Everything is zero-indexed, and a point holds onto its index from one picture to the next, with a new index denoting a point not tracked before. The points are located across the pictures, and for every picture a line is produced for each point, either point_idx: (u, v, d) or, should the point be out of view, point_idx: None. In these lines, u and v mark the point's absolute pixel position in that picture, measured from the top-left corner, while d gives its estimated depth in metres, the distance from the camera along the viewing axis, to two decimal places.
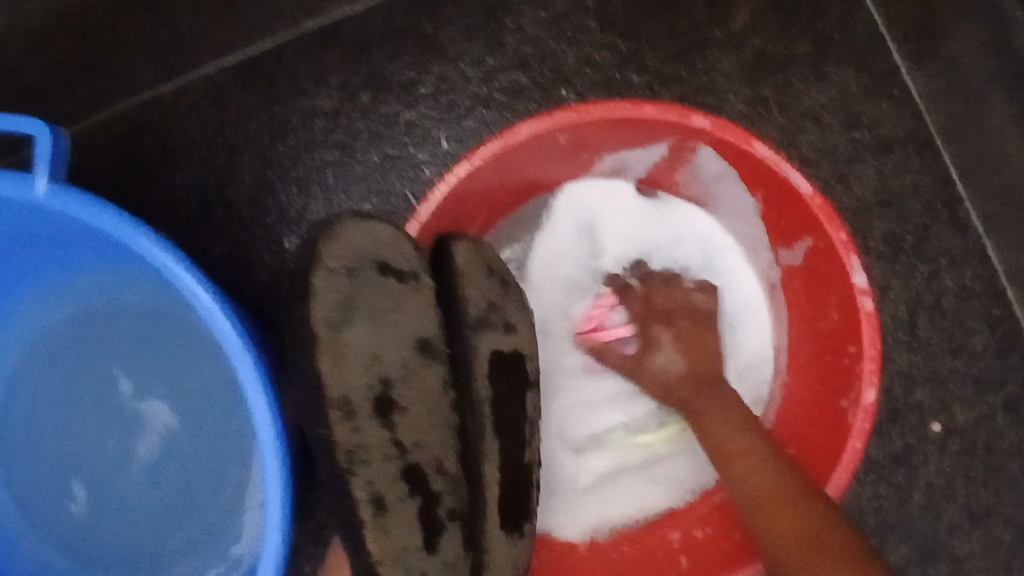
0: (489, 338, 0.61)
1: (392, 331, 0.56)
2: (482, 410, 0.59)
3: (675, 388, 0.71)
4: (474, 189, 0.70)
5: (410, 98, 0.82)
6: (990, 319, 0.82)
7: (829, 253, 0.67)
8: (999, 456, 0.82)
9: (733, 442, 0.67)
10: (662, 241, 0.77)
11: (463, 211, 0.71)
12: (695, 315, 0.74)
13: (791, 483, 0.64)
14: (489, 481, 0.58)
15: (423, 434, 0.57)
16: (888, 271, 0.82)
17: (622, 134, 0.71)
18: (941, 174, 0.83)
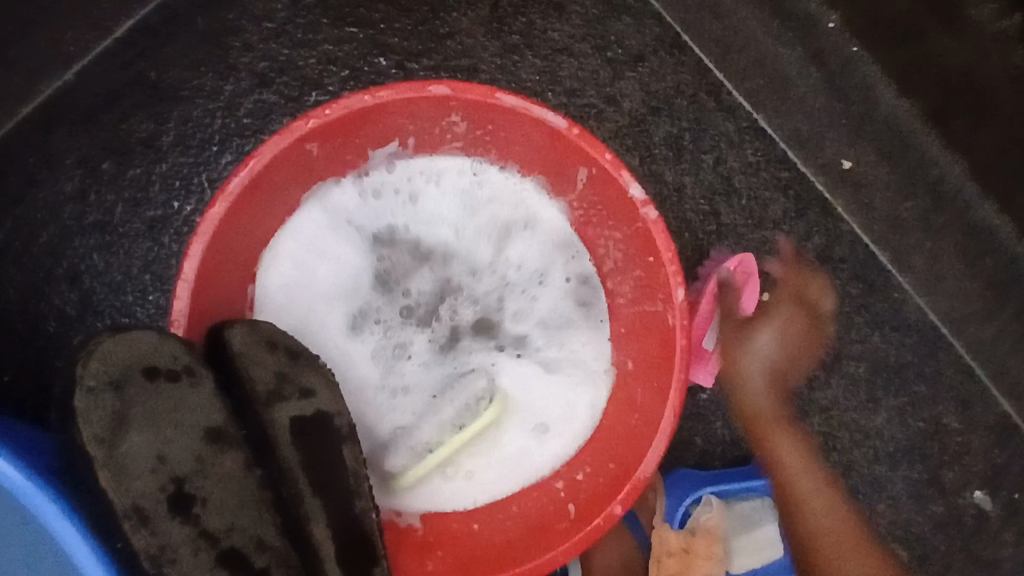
0: (287, 407, 0.61)
1: (173, 432, 0.57)
2: (295, 474, 0.60)
3: (794, 474, 0.85)
4: (232, 243, 0.66)
5: (155, 153, 0.77)
6: (781, 184, 0.87)
7: (604, 180, 0.69)
8: (828, 305, 0.87)
9: (802, 477, 0.85)
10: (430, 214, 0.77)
11: (227, 270, 0.67)
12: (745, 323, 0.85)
13: (827, 494, 0.86)
14: (320, 540, 0.60)
15: (232, 518, 0.58)
16: (679, 172, 0.86)
17: (377, 125, 0.69)
18: (696, 67, 0.87)
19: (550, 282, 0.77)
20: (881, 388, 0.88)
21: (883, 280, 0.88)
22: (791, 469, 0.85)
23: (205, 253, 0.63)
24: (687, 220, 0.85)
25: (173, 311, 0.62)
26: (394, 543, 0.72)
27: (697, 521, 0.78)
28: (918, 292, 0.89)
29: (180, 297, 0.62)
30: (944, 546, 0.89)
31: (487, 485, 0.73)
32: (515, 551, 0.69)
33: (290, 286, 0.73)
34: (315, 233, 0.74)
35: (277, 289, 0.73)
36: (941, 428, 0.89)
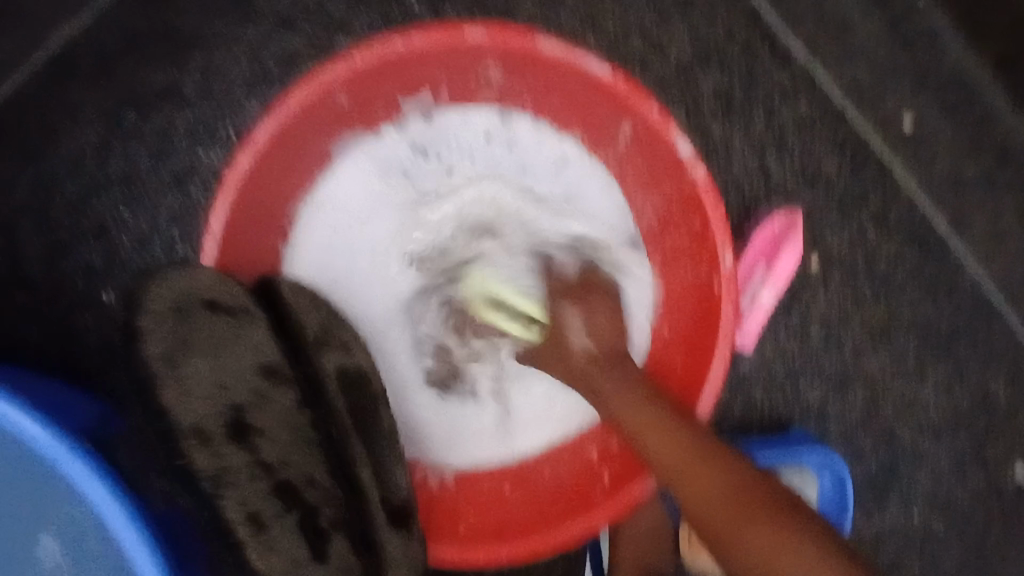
0: (334, 354, 0.61)
1: (232, 364, 0.57)
2: (343, 416, 0.59)
3: None
4: (262, 197, 0.64)
5: (180, 101, 0.74)
6: (837, 140, 0.82)
7: (648, 136, 0.66)
8: (880, 270, 0.83)
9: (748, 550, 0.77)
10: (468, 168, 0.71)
11: (257, 227, 0.66)
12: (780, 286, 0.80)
13: None
14: (369, 483, 0.58)
15: (286, 452, 0.57)
16: (727, 126, 0.80)
17: (411, 71, 0.66)
18: (750, 12, 0.80)
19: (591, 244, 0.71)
20: (931, 358, 0.84)
21: (939, 245, 0.83)
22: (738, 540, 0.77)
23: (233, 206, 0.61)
24: (735, 178, 0.80)
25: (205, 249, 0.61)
26: (425, 503, 0.70)
27: None
28: (975, 258, 0.84)
29: (210, 248, 0.60)
30: (986, 520, 0.86)
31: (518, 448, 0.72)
32: (546, 516, 0.68)
33: (320, 244, 0.69)
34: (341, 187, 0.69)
35: (309, 248, 0.68)
36: (991, 399, 0.85)
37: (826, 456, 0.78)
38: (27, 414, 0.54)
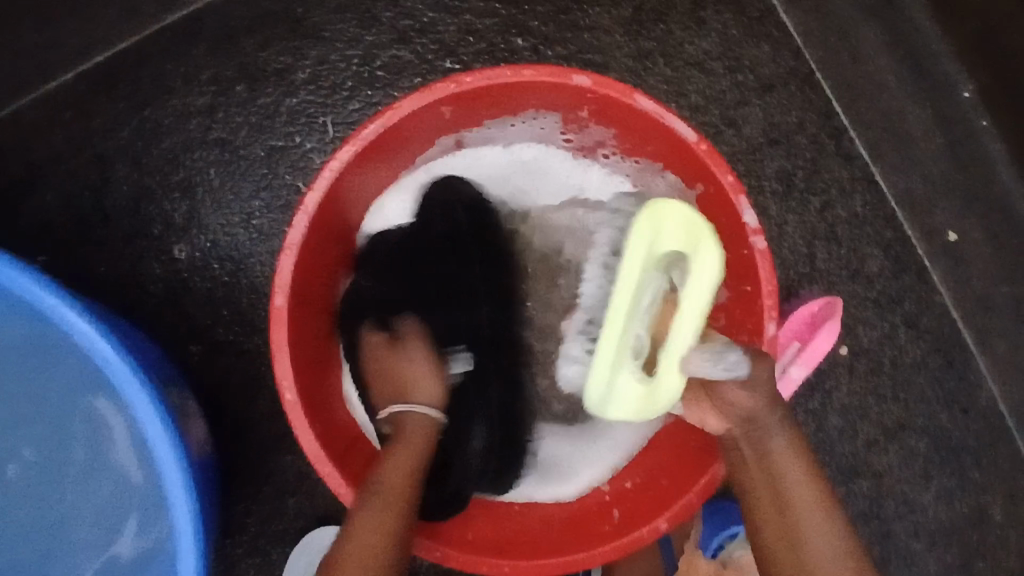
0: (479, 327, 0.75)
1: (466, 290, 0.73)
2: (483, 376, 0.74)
3: None
4: (350, 186, 0.67)
5: (288, 85, 0.79)
6: (883, 242, 0.86)
7: (718, 201, 0.69)
8: (903, 371, 0.86)
9: None
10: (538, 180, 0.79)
11: (339, 210, 0.69)
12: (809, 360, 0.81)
13: None
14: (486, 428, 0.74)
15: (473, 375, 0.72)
16: (784, 208, 0.85)
17: (509, 101, 0.70)
18: (823, 109, 0.86)
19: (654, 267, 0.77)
20: (938, 466, 0.87)
21: (962, 360, 0.87)
22: None
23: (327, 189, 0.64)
24: (783, 258, 0.85)
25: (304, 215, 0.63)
26: None
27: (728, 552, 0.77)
28: (994, 379, 0.87)
29: (297, 224, 0.63)
30: None
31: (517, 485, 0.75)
32: (551, 544, 0.69)
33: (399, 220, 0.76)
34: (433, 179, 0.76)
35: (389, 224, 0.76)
36: (989, 519, 0.88)
37: None
38: (105, 338, 0.57)
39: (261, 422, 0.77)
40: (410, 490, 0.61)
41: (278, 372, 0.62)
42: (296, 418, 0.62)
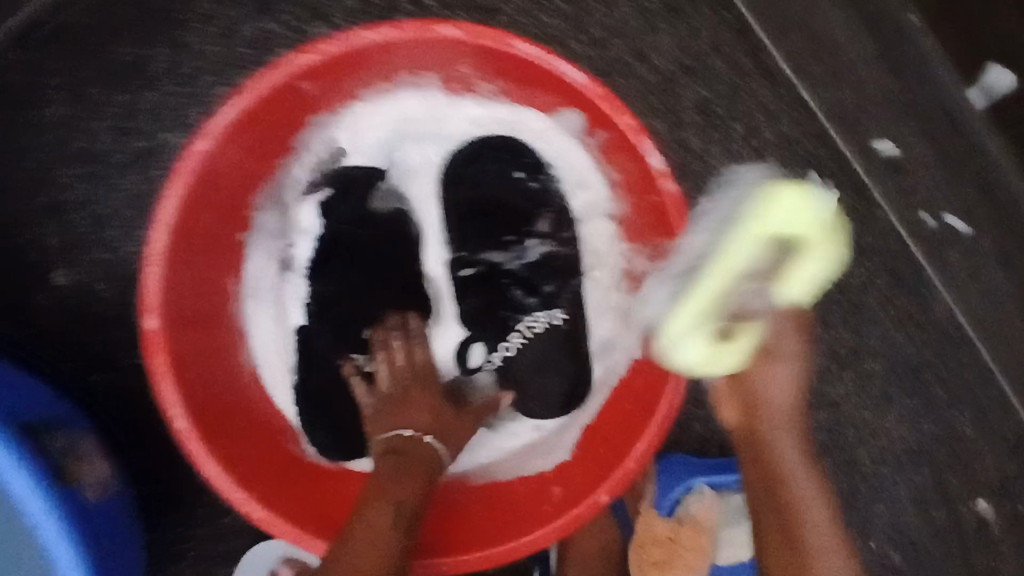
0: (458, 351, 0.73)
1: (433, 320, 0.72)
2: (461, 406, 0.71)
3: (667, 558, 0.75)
4: (216, 184, 0.61)
5: (146, 79, 0.72)
6: (816, 161, 0.81)
7: (622, 146, 0.64)
8: (849, 295, 0.82)
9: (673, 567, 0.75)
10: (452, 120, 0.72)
11: (212, 215, 0.63)
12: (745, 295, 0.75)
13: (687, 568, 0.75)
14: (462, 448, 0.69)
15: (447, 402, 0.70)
16: (707, 140, 0.79)
17: (376, 64, 0.63)
18: (737, 26, 0.79)
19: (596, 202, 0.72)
20: (897, 388, 0.83)
21: (914, 276, 0.83)
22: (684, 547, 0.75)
23: (185, 195, 0.58)
24: (711, 192, 0.79)
25: (165, 211, 0.57)
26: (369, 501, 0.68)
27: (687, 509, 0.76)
28: (946, 289, 0.84)
29: (157, 237, 0.57)
30: (940, 551, 0.86)
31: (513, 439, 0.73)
32: (497, 530, 0.65)
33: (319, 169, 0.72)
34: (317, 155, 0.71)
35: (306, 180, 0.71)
36: (954, 433, 0.85)
37: None
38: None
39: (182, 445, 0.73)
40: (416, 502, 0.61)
41: (164, 401, 0.57)
42: (191, 445, 0.58)
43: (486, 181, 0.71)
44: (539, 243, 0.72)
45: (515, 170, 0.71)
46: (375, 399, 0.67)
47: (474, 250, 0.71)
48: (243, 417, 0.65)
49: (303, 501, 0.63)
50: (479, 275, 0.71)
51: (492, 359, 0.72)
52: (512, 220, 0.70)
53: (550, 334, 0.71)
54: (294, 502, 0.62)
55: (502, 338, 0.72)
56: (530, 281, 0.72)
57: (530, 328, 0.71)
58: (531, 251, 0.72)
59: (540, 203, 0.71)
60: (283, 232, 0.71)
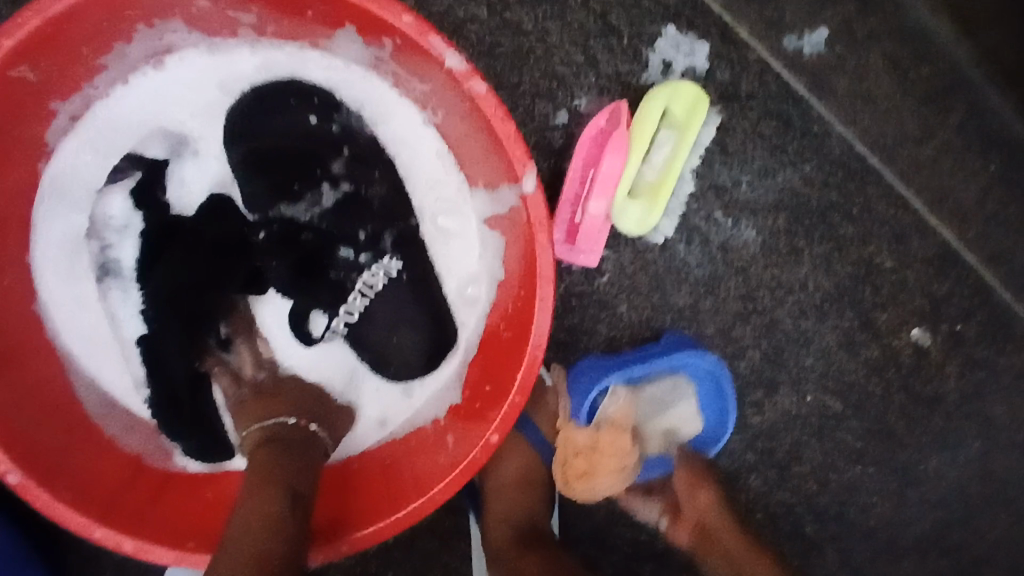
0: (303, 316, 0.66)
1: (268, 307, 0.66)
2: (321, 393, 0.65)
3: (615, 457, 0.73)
4: None
5: None
6: (668, 12, 0.71)
7: (414, 50, 0.54)
8: (736, 152, 0.75)
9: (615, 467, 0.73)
10: (228, 80, 0.63)
11: None
12: (603, 186, 0.66)
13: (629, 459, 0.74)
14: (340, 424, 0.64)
15: (303, 393, 0.64)
16: (539, 17, 0.69)
17: (96, 20, 0.53)
18: None
19: (412, 126, 0.65)
20: (806, 237, 0.78)
21: (801, 113, 0.75)
22: (617, 444, 0.73)
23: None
24: (559, 76, 0.70)
25: None
26: None
27: (605, 412, 0.73)
28: (840, 120, 0.76)
29: None
30: (881, 390, 0.82)
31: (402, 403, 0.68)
32: (403, 493, 0.61)
33: (87, 161, 0.61)
34: (81, 147, 0.61)
35: (75, 174, 0.61)
36: (876, 268, 0.80)
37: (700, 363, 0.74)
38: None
39: None
40: (285, 479, 0.53)
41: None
42: (36, 496, 0.53)
43: (271, 134, 0.63)
44: (335, 188, 0.64)
45: (310, 115, 0.63)
46: (244, 389, 0.62)
47: (269, 208, 0.64)
48: (97, 451, 0.60)
49: (180, 521, 0.58)
50: (277, 236, 0.64)
51: (336, 326, 0.66)
52: (301, 165, 0.63)
53: (391, 290, 0.66)
54: (172, 522, 0.58)
55: (339, 302, 0.66)
56: (341, 232, 0.65)
57: (369, 286, 0.65)
58: (326, 198, 0.64)
59: (339, 146, 0.64)
60: (89, 234, 0.62)
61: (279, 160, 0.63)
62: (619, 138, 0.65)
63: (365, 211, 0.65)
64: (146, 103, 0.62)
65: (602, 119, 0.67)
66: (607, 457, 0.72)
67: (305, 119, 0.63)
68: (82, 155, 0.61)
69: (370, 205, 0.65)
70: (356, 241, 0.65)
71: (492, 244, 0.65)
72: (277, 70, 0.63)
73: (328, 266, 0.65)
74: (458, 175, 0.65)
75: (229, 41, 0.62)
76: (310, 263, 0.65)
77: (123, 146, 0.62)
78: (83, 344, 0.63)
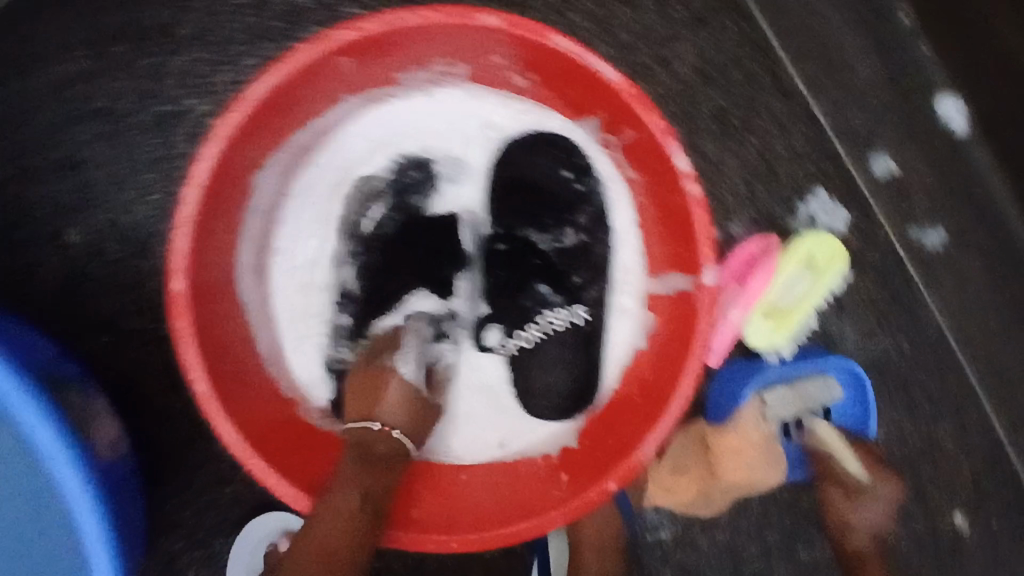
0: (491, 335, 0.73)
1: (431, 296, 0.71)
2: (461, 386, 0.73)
3: (739, 466, 0.78)
4: (245, 157, 0.62)
5: (173, 43, 0.71)
6: (824, 177, 0.83)
7: (648, 146, 0.65)
8: (847, 308, 0.85)
9: (737, 474, 0.79)
10: (465, 123, 0.74)
11: (238, 184, 0.64)
12: (745, 301, 0.76)
13: (753, 465, 0.79)
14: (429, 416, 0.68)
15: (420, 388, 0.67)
16: (722, 148, 0.81)
17: (413, 45, 0.64)
18: (757, 41, 0.82)
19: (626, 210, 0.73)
20: (884, 401, 0.87)
21: (908, 295, 0.86)
22: (741, 453, 0.78)
23: (217, 163, 0.59)
24: (723, 201, 0.82)
25: (193, 178, 0.58)
26: None
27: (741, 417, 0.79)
28: (938, 309, 0.87)
29: (189, 198, 0.58)
30: (917, 562, 0.88)
31: (541, 426, 0.73)
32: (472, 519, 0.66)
33: (337, 159, 0.72)
34: (328, 154, 0.72)
35: (322, 166, 0.72)
36: (939, 446, 0.88)
37: (844, 366, 0.79)
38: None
39: (185, 414, 0.73)
40: (381, 488, 0.62)
41: (187, 362, 0.58)
42: (210, 408, 0.59)
43: (531, 170, 0.72)
44: (575, 232, 0.73)
45: (564, 170, 0.72)
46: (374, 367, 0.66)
47: (516, 228, 0.73)
48: (256, 392, 0.66)
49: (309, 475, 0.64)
50: (513, 250, 0.72)
51: (509, 345, 0.72)
52: (552, 206, 0.72)
53: (568, 332, 0.72)
54: (303, 473, 0.63)
55: (520, 326, 0.72)
56: (560, 268, 0.73)
57: (552, 325, 0.71)
58: (568, 238, 0.73)
59: (580, 203, 0.73)
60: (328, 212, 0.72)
61: (525, 194, 0.72)
62: (762, 267, 0.76)
63: (587, 261, 0.73)
64: (404, 122, 0.73)
65: (746, 247, 0.78)
66: (728, 462, 0.78)
67: (561, 173, 0.72)
68: (334, 153, 0.72)
69: (592, 257, 0.73)
70: (563, 282, 0.73)
71: (644, 322, 0.73)
72: (522, 120, 0.73)
73: (525, 295, 0.72)
74: (638, 260, 0.73)
75: (485, 92, 0.72)
76: (514, 285, 0.72)
77: (376, 151, 0.73)
78: (283, 301, 0.71)
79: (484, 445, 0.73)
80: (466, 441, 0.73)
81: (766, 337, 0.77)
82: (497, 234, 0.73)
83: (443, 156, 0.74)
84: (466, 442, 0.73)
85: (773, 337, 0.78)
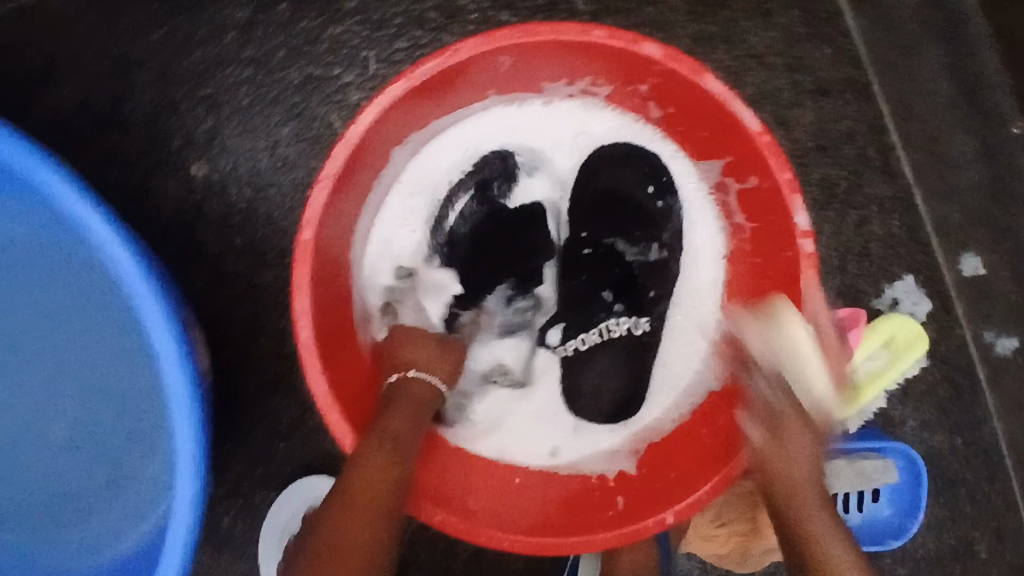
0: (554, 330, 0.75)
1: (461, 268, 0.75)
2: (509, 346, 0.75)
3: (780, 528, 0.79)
4: (390, 128, 0.65)
5: (334, 12, 0.74)
6: (914, 265, 0.85)
7: (770, 197, 0.66)
8: (910, 395, 0.86)
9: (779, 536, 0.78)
10: (577, 134, 0.76)
11: (376, 153, 0.67)
12: None
13: None
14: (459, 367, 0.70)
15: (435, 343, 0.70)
16: (821, 217, 0.84)
17: (570, 58, 0.66)
18: (874, 122, 0.85)
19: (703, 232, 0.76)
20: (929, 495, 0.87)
21: (973, 396, 0.86)
22: None
23: (369, 128, 0.61)
24: None
25: (344, 138, 0.61)
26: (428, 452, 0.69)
27: None
28: (1001, 417, 0.86)
29: (337, 155, 0.61)
30: None
31: (596, 438, 0.74)
32: (524, 524, 0.67)
33: (451, 149, 0.74)
34: (446, 145, 0.74)
35: (436, 154, 0.74)
36: (976, 554, 0.87)
37: (903, 454, 0.80)
38: (132, 254, 0.54)
39: (261, 364, 0.74)
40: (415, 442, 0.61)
41: (297, 310, 0.60)
42: (308, 358, 0.60)
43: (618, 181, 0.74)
44: (659, 249, 0.75)
45: (649, 185, 0.74)
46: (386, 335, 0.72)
47: (602, 236, 0.75)
48: (346, 354, 0.67)
49: None
50: (597, 256, 0.74)
51: (569, 346, 0.73)
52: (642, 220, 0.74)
53: (624, 341, 0.73)
54: None
55: (580, 330, 0.73)
56: (632, 281, 0.74)
57: (610, 330, 0.73)
58: (653, 254, 0.75)
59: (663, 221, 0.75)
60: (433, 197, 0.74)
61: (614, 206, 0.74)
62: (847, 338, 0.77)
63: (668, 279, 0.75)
64: (518, 125, 0.75)
65: (836, 315, 0.78)
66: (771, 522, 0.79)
67: (645, 188, 0.74)
68: (449, 143, 0.74)
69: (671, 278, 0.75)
70: (643, 296, 0.74)
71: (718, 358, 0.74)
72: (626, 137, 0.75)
73: (593, 303, 0.74)
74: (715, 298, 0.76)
75: (600, 108, 0.75)
76: (595, 297, 0.74)
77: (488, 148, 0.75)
78: (374, 273, 0.73)
79: (533, 447, 0.74)
80: (517, 442, 0.74)
81: (834, 408, 0.79)
82: (581, 237, 0.75)
83: (549, 161, 0.76)
84: (516, 442, 0.74)
85: (839, 408, 0.79)
